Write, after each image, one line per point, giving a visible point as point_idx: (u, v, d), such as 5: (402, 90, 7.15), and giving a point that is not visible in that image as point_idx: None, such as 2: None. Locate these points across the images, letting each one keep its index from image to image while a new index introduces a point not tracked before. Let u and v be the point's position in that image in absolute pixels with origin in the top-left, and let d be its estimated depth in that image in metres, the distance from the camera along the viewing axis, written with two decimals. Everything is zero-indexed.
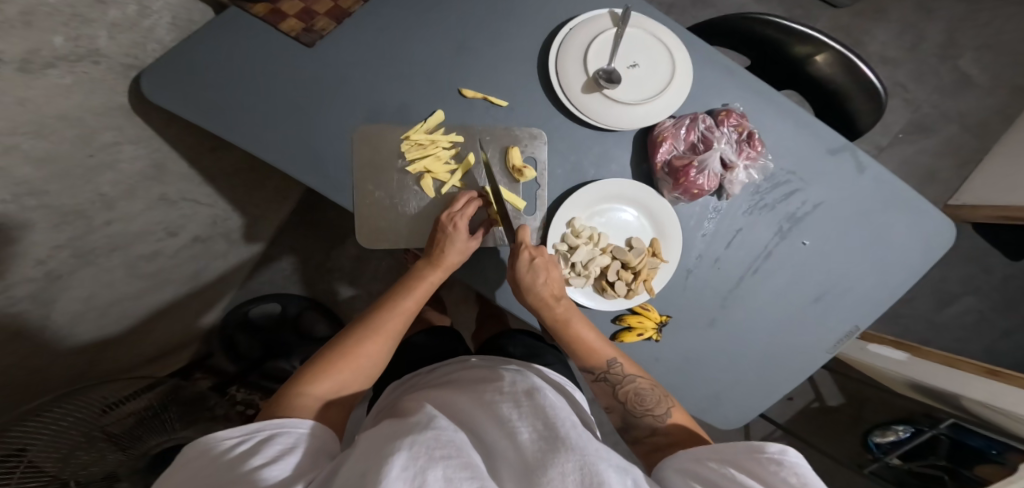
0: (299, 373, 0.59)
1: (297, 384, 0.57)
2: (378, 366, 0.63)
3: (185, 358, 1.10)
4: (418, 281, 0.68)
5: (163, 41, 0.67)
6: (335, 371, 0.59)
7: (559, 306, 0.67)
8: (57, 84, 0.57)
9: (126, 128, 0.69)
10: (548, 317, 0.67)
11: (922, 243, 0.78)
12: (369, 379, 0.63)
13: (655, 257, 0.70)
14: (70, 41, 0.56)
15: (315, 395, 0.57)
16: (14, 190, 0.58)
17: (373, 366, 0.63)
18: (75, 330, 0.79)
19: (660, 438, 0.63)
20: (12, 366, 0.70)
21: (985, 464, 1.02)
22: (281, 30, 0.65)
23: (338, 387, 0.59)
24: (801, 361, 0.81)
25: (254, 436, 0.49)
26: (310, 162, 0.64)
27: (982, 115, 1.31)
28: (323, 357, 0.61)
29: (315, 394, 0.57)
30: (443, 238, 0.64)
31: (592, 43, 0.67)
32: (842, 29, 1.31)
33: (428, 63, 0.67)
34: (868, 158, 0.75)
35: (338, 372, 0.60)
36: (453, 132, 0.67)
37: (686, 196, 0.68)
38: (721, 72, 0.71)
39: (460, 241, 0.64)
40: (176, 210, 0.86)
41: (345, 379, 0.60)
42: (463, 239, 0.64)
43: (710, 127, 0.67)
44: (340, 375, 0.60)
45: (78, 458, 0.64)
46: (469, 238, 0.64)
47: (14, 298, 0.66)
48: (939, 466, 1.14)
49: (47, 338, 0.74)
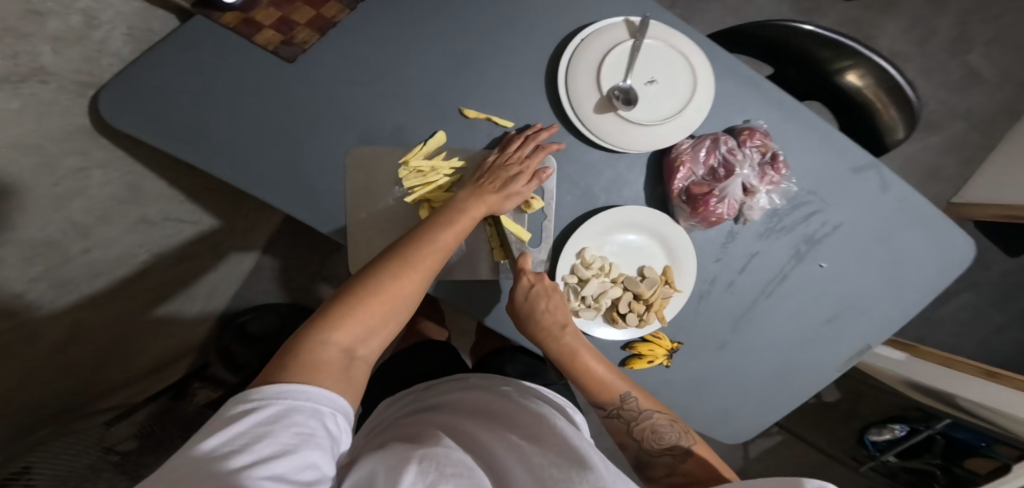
0: (315, 319, 0.52)
1: (314, 334, 0.50)
2: (410, 305, 0.56)
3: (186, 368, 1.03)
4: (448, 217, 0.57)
5: (120, 54, 0.59)
6: (358, 318, 0.52)
7: (564, 335, 0.64)
8: (3, 110, 0.49)
9: (92, 151, 0.61)
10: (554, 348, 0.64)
11: (940, 262, 0.75)
12: (400, 321, 0.56)
13: (668, 285, 0.65)
14: (8, 59, 0.47)
15: (335, 347, 0.50)
16: None
17: (404, 306, 0.55)
18: None
19: (679, 479, 0.60)
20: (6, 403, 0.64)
21: (977, 457, 1.09)
22: (256, 43, 0.57)
23: (364, 335, 0.52)
24: (810, 380, 0.79)
25: (254, 440, 0.40)
26: (296, 192, 0.58)
27: (988, 112, 1.28)
28: (342, 300, 0.52)
29: (336, 345, 0.50)
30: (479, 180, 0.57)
31: (606, 57, 0.61)
32: (851, 23, 1.25)
33: (427, 80, 0.60)
34: (893, 174, 0.71)
35: (360, 319, 0.52)
36: (454, 158, 0.61)
37: (703, 223, 0.64)
38: (745, 86, 0.66)
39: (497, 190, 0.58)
40: (159, 231, 0.79)
41: (371, 326, 0.53)
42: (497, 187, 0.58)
43: (731, 149, 0.62)
44: (364, 323, 0.52)
45: None
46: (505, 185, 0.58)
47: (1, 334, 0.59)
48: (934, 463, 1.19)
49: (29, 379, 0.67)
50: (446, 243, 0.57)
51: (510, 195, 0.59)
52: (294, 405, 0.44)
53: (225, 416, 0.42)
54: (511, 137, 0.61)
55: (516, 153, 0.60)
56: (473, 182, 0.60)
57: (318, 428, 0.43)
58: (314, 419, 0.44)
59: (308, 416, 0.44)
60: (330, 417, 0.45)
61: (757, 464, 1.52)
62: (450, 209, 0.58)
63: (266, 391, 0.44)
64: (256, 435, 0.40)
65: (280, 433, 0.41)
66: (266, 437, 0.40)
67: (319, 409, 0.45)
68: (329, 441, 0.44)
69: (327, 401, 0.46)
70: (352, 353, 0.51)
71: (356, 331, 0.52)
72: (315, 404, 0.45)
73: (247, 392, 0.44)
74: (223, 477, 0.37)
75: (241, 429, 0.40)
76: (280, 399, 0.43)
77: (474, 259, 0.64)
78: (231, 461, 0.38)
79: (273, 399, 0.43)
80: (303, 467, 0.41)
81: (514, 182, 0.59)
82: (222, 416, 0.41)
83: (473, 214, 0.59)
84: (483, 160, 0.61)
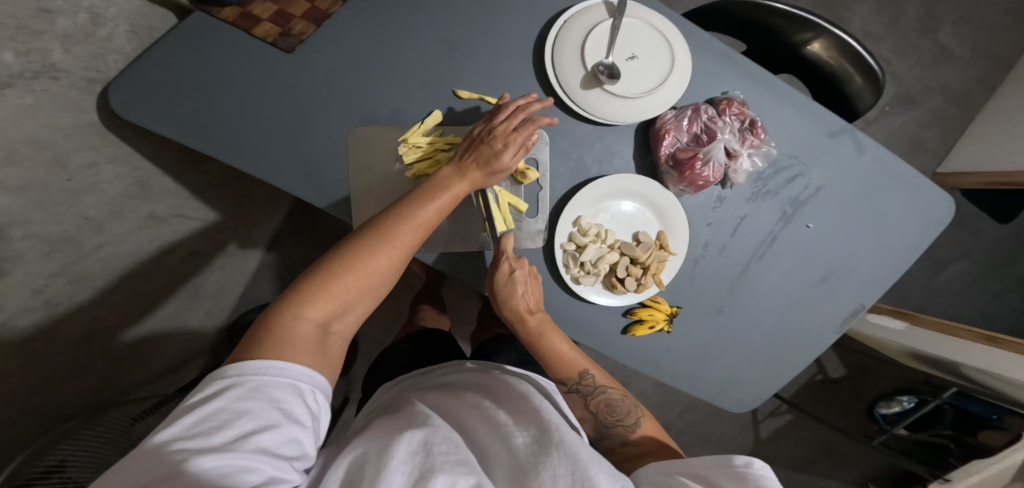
0: (291, 292, 0.52)
1: (288, 309, 0.51)
2: (385, 283, 0.57)
3: (193, 372, 1.06)
4: (437, 191, 0.60)
5: (123, 51, 0.61)
6: (334, 294, 0.53)
7: (531, 319, 0.68)
8: (18, 105, 0.51)
9: (101, 147, 0.64)
10: (523, 331, 0.69)
11: (922, 220, 0.78)
12: (378, 295, 0.57)
13: (663, 250, 0.69)
14: (21, 56, 0.50)
15: (310, 323, 0.51)
16: None
17: (379, 284, 0.57)
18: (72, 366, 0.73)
19: (630, 448, 0.63)
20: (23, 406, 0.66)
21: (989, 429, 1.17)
22: (255, 36, 0.60)
23: (340, 309, 0.53)
24: (808, 343, 0.82)
25: (229, 417, 0.42)
26: (300, 173, 0.61)
27: (963, 86, 1.33)
28: (320, 274, 0.54)
29: (311, 320, 0.51)
30: (476, 152, 0.61)
31: (588, 36, 0.64)
32: (824, 4, 1.30)
33: (422, 63, 0.64)
34: (867, 138, 0.75)
35: (335, 295, 0.53)
36: (450, 134, 0.65)
37: (692, 187, 0.67)
38: (721, 59, 0.69)
39: (493, 155, 0.60)
40: (167, 227, 0.81)
41: (346, 302, 0.54)
42: (494, 155, 0.61)
43: (712, 117, 0.66)
44: (340, 298, 0.53)
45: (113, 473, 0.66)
46: (500, 153, 0.60)
47: (18, 330, 0.61)
48: (946, 435, 1.27)
49: (48, 372, 0.69)
50: (424, 223, 0.59)
51: (497, 170, 0.61)
52: (271, 382, 0.45)
53: (201, 397, 0.43)
54: (504, 107, 0.62)
55: (503, 125, 0.61)
56: (460, 156, 0.62)
57: (297, 403, 0.46)
58: (293, 394, 0.46)
59: (287, 392, 0.46)
60: (309, 394, 0.47)
61: (768, 445, 1.56)
62: (434, 182, 0.60)
63: (243, 368, 0.46)
64: (237, 412, 0.43)
65: (260, 409, 0.43)
66: (248, 414, 0.43)
67: (298, 386, 0.47)
68: (309, 415, 0.47)
69: (305, 377, 0.48)
70: (327, 327, 0.52)
71: (331, 307, 0.52)
72: (293, 379, 0.47)
73: (225, 369, 0.45)
74: (203, 453, 0.40)
75: (222, 407, 0.42)
76: (258, 375, 0.45)
77: (475, 231, 0.67)
78: (208, 440, 0.41)
79: (252, 375, 0.45)
80: (283, 442, 0.43)
81: (500, 156, 0.60)
82: (197, 398, 0.43)
83: (458, 189, 0.61)
84: (471, 131, 0.63)
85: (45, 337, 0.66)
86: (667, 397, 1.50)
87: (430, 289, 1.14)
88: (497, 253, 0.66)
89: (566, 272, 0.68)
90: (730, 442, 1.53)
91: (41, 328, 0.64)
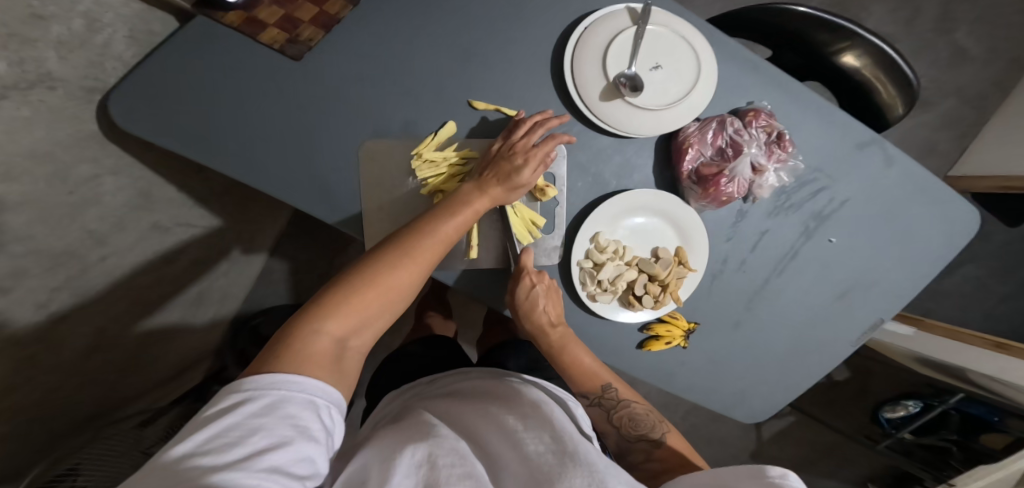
0: (310, 306, 0.51)
1: (307, 322, 0.49)
2: (404, 300, 0.56)
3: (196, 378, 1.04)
4: (460, 206, 0.58)
5: (123, 58, 0.58)
6: (354, 309, 0.51)
7: (554, 333, 0.67)
8: (14, 118, 0.48)
9: (103, 158, 0.60)
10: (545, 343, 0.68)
11: (946, 232, 0.76)
12: (395, 312, 0.56)
13: (682, 265, 0.67)
14: (14, 66, 0.46)
15: (329, 338, 0.49)
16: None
17: (398, 300, 0.55)
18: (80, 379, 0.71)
19: (654, 464, 0.63)
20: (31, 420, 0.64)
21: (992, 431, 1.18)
22: (262, 42, 0.56)
23: (358, 325, 0.52)
24: (824, 357, 0.81)
25: (240, 435, 0.39)
26: (311, 188, 0.58)
27: (978, 88, 1.31)
28: (341, 289, 0.52)
29: (330, 335, 0.49)
30: (498, 167, 0.59)
31: (611, 44, 0.61)
32: (839, 3, 1.27)
33: (437, 74, 0.61)
34: (896, 150, 0.72)
35: (356, 308, 0.51)
36: (465, 148, 0.62)
37: (714, 203, 0.64)
38: (748, 68, 0.66)
39: (515, 169, 0.58)
40: (171, 237, 0.78)
41: (366, 318, 0.52)
42: (516, 169, 0.58)
43: (739, 130, 0.62)
44: (360, 314, 0.52)
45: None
46: (519, 168, 0.58)
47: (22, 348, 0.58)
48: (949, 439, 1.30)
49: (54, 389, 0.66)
50: (444, 239, 0.57)
51: (516, 186, 0.59)
52: (287, 397, 0.43)
53: (215, 409, 0.41)
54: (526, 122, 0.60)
55: (523, 141, 0.59)
56: (480, 172, 0.60)
57: (313, 420, 0.43)
58: (309, 410, 0.43)
59: (303, 407, 0.43)
60: (325, 408, 0.45)
61: (771, 446, 1.58)
62: (456, 197, 0.58)
63: (259, 381, 0.43)
64: (252, 428, 0.40)
65: (275, 426, 0.41)
66: (261, 430, 0.40)
67: (314, 401, 0.44)
68: (324, 432, 0.44)
69: (322, 392, 0.45)
70: (345, 343, 0.50)
71: (350, 321, 0.51)
72: (310, 394, 0.44)
73: (240, 382, 0.43)
74: (215, 473, 0.37)
75: (235, 423, 0.40)
76: (274, 390, 0.43)
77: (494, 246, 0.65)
78: (219, 458, 0.38)
79: (267, 390, 0.43)
80: (297, 460, 0.40)
81: (521, 172, 0.58)
82: (212, 411, 0.41)
83: (478, 205, 0.59)
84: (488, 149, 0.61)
85: (50, 356, 0.63)
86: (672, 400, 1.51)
87: (435, 294, 1.12)
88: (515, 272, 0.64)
89: (583, 290, 0.66)
90: (735, 443, 1.55)
91: (42, 344, 0.61)
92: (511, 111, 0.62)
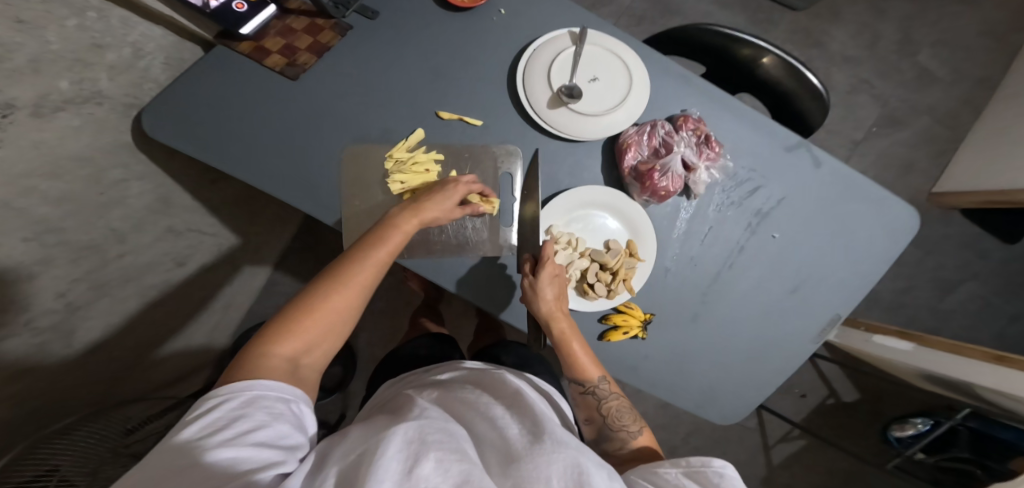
0: (267, 328, 0.54)
1: (259, 348, 0.53)
2: (348, 323, 0.59)
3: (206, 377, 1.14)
4: (389, 231, 0.62)
5: (158, 80, 0.72)
6: (301, 331, 0.55)
7: (564, 320, 0.68)
8: (67, 127, 0.61)
9: (132, 165, 0.73)
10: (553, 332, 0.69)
11: (887, 231, 0.82)
12: (342, 333, 0.59)
13: (632, 257, 0.73)
14: (75, 84, 0.60)
15: (281, 358, 0.53)
16: (34, 229, 0.62)
17: (341, 322, 0.58)
18: (94, 358, 0.82)
19: (625, 453, 0.65)
20: (39, 395, 0.73)
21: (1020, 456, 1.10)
22: (266, 65, 0.70)
23: (307, 345, 0.55)
24: (787, 352, 0.84)
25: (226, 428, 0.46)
26: (300, 184, 0.69)
27: (950, 107, 1.36)
28: (289, 313, 0.55)
29: (280, 356, 0.53)
30: (433, 196, 0.66)
31: (554, 61, 0.72)
32: (803, 31, 1.38)
33: (407, 90, 0.72)
34: (823, 153, 0.79)
35: (302, 332, 0.55)
36: (434, 150, 0.72)
37: (655, 197, 0.72)
38: (679, 80, 0.76)
39: (445, 205, 0.66)
40: (183, 240, 0.90)
41: (313, 339, 0.55)
42: (446, 206, 0.66)
43: (669, 132, 0.72)
44: (311, 334, 0.55)
45: (106, 471, 0.71)
46: (451, 207, 0.67)
47: (40, 329, 0.68)
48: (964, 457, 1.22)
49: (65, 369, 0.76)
50: (377, 263, 0.60)
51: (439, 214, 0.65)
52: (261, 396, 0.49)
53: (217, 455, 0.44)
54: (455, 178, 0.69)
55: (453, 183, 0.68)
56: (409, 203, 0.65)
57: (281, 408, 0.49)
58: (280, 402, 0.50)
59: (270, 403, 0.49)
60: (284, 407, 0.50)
61: (781, 473, 1.53)
62: (383, 226, 0.62)
63: (231, 388, 0.49)
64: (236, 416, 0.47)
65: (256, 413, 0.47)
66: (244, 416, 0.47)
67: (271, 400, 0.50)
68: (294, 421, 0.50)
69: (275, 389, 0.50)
70: (296, 361, 0.54)
71: (302, 342, 0.54)
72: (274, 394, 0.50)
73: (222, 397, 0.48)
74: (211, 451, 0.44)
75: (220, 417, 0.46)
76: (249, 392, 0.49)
77: (473, 237, 0.72)
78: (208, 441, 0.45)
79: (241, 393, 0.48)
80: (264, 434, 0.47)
81: (441, 202, 0.66)
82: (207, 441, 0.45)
83: (404, 227, 0.62)
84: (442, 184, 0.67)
85: (60, 338, 0.73)
86: (671, 420, 1.50)
87: (427, 305, 1.20)
88: (539, 259, 0.68)
89: None
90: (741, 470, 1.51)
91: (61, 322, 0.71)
92: (473, 119, 0.72)
